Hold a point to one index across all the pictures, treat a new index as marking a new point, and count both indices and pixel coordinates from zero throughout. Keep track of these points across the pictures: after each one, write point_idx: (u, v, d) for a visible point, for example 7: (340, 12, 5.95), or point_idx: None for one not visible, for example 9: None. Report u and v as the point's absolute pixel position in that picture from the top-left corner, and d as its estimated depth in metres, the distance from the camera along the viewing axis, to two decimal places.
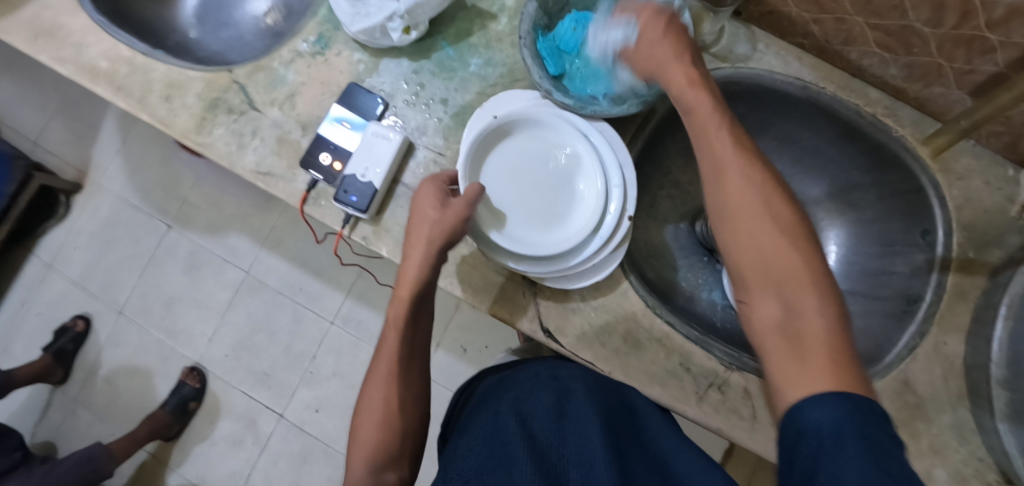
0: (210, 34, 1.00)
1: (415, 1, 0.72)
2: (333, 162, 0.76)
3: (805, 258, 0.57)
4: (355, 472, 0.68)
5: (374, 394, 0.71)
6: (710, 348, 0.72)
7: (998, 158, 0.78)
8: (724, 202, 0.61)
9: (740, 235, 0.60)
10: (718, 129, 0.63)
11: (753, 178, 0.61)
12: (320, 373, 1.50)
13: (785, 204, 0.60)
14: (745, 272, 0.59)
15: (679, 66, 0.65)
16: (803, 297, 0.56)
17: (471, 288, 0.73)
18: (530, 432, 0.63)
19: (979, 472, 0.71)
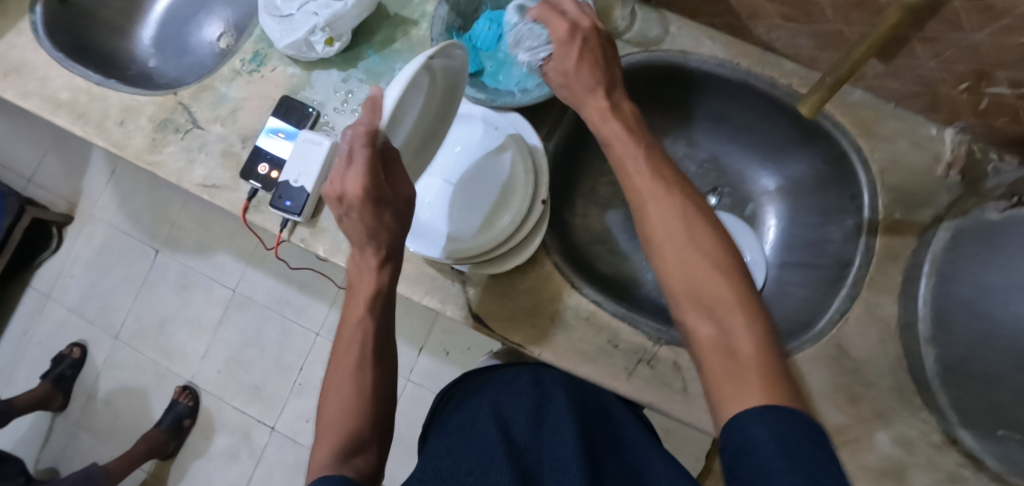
0: (169, 62, 1.05)
1: (334, 14, 0.76)
2: (270, 171, 0.79)
3: (733, 277, 0.55)
4: (317, 460, 0.58)
5: (341, 376, 0.63)
6: (637, 323, 0.73)
7: (922, 118, 0.78)
8: (647, 228, 0.59)
9: (668, 259, 0.57)
10: (637, 157, 0.61)
11: (676, 202, 0.58)
12: (309, 385, 1.53)
13: (706, 225, 0.57)
14: (677, 297, 0.56)
15: (595, 95, 0.65)
16: (733, 318, 0.53)
17: (404, 281, 0.76)
18: (509, 435, 0.67)
19: (924, 434, 0.70)
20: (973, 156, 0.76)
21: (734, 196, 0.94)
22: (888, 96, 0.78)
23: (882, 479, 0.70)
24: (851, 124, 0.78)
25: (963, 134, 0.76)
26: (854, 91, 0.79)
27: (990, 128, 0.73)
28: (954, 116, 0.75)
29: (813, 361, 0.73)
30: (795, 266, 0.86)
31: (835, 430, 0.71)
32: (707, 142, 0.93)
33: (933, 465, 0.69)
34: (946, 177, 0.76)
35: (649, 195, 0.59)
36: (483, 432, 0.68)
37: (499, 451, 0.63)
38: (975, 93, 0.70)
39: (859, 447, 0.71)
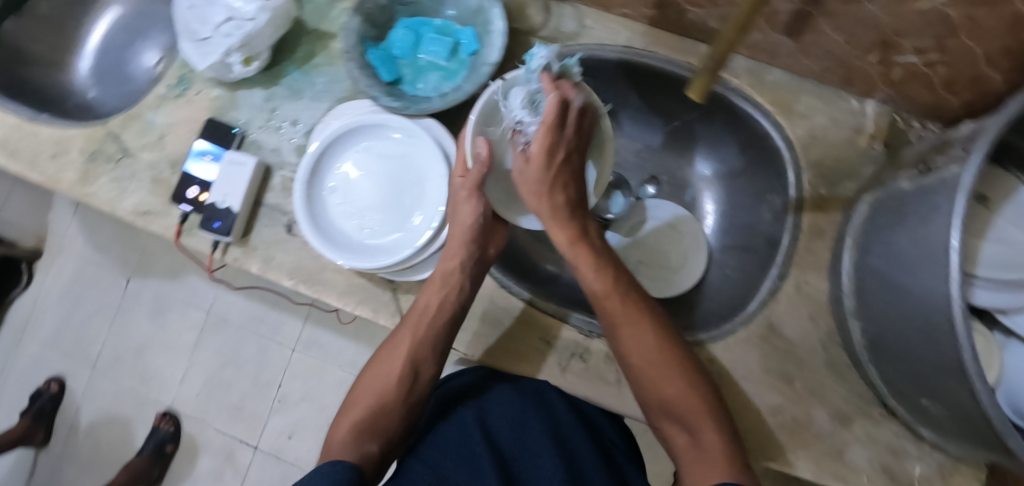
0: (109, 92, 1.03)
1: (247, 35, 0.76)
2: (200, 194, 0.80)
3: (699, 388, 0.64)
4: (338, 436, 0.66)
5: (385, 363, 0.70)
6: (567, 318, 0.74)
7: (842, 92, 0.78)
8: (625, 351, 0.65)
9: (650, 381, 0.65)
10: (607, 280, 0.66)
11: (647, 326, 0.65)
12: (289, 402, 1.52)
13: (671, 341, 0.65)
14: (652, 410, 0.66)
15: (559, 220, 0.65)
16: (704, 426, 0.63)
17: (336, 292, 0.77)
18: (496, 445, 0.75)
19: (860, 407, 0.71)
20: (897, 125, 0.76)
21: (673, 183, 0.94)
22: (805, 74, 0.78)
23: (821, 456, 0.71)
24: (771, 103, 0.78)
25: (884, 105, 0.77)
26: (772, 71, 0.79)
27: (908, 97, 0.74)
28: (871, 87, 0.75)
29: (745, 343, 0.74)
30: (734, 249, 0.86)
31: (772, 410, 0.72)
32: (640, 132, 0.94)
33: (870, 437, 0.71)
34: (869, 149, 0.76)
35: (621, 320, 0.65)
36: (471, 439, 0.75)
37: (488, 459, 0.72)
38: (885, 64, 0.70)
39: (796, 426, 0.71)
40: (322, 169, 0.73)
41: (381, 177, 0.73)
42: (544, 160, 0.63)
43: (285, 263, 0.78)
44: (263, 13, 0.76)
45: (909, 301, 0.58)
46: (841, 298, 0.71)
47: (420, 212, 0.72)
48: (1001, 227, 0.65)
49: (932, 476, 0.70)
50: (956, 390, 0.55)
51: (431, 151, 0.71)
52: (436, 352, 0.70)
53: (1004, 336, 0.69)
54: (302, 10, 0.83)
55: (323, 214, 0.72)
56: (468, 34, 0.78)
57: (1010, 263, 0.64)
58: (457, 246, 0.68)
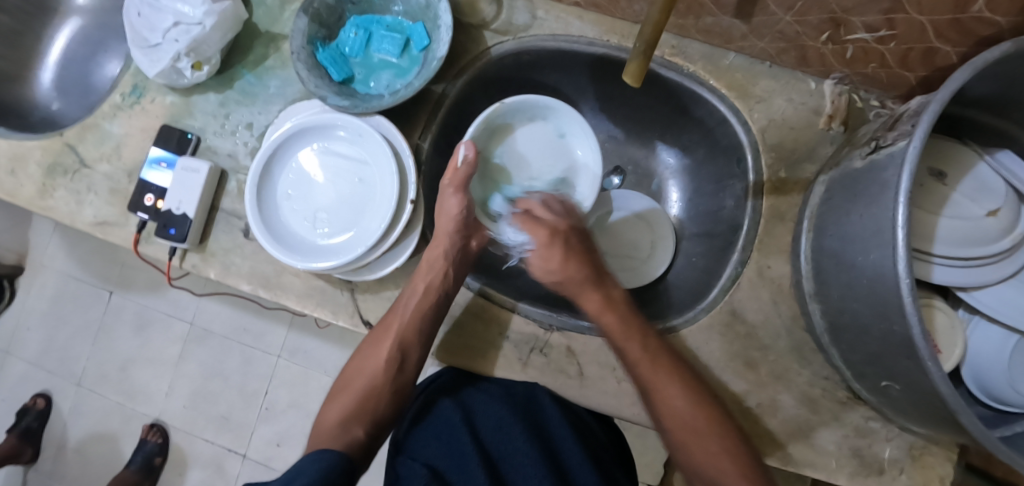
0: (72, 103, 1.02)
1: (195, 40, 0.76)
2: (156, 202, 0.79)
3: (725, 436, 0.64)
4: (330, 419, 0.69)
5: (376, 347, 0.72)
6: (527, 313, 0.76)
7: (798, 73, 0.76)
8: (659, 415, 0.66)
9: (686, 445, 0.64)
10: (638, 346, 0.66)
11: (678, 385, 0.65)
12: (276, 410, 1.45)
13: (703, 397, 0.66)
14: (685, 468, 0.66)
15: (585, 286, 0.68)
16: (732, 481, 0.61)
17: (295, 295, 0.76)
18: (483, 444, 0.71)
19: (827, 390, 0.71)
20: (855, 104, 0.75)
21: (637, 173, 0.95)
22: (760, 56, 0.76)
23: (788, 441, 0.70)
24: (727, 87, 0.77)
25: (842, 84, 0.75)
26: (729, 54, 0.77)
27: (864, 75, 0.72)
28: (827, 68, 0.73)
29: (707, 330, 0.74)
30: (699, 236, 0.86)
31: (737, 396, 0.71)
32: (602, 123, 0.94)
33: (839, 421, 0.70)
34: (827, 129, 0.75)
35: (656, 382, 0.65)
36: (458, 438, 0.71)
37: (475, 462, 0.68)
38: (837, 43, 0.68)
39: (762, 411, 0.71)
40: (273, 175, 0.73)
41: (332, 178, 0.74)
42: (547, 243, 0.69)
43: (243, 268, 0.78)
44: (209, 16, 0.75)
45: (863, 280, 0.57)
46: (801, 280, 0.70)
47: (372, 209, 0.72)
48: (958, 202, 0.64)
49: (902, 458, 0.69)
50: (912, 369, 0.54)
51: (378, 145, 0.71)
52: (425, 335, 0.71)
53: (969, 313, 0.68)
54: (253, 13, 0.83)
55: (277, 220, 0.73)
56: (418, 30, 0.78)
57: (967, 238, 0.63)
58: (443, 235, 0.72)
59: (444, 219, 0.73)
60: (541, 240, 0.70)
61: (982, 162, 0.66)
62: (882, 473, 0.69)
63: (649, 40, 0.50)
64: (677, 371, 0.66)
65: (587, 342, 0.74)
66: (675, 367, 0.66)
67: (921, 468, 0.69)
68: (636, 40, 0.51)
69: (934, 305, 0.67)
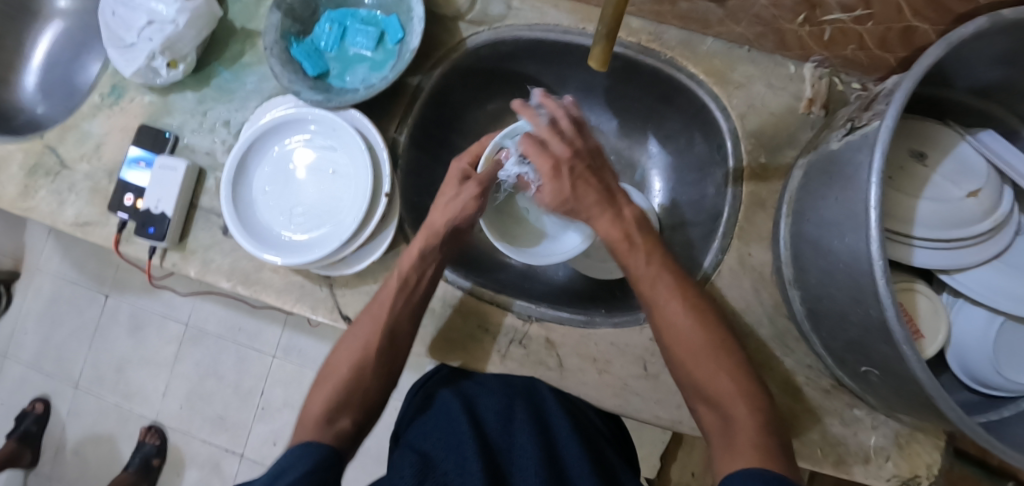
0: (56, 105, 1.02)
1: (169, 38, 0.76)
2: (136, 201, 0.79)
3: (725, 359, 0.62)
4: (311, 411, 0.66)
5: (360, 334, 0.70)
6: (506, 305, 0.77)
7: (778, 58, 0.75)
8: (657, 324, 0.64)
9: (683, 359, 0.63)
10: (640, 260, 0.65)
11: (682, 301, 0.64)
12: (272, 409, 1.42)
13: (710, 320, 0.64)
14: (686, 388, 0.63)
15: (591, 203, 0.65)
16: (734, 407, 0.59)
17: (274, 291, 0.76)
18: (482, 433, 0.67)
19: (810, 378, 0.70)
20: (836, 88, 0.73)
21: (620, 163, 0.93)
22: (738, 40, 0.75)
23: None
24: (705, 73, 0.76)
25: (822, 67, 0.73)
26: (707, 39, 0.76)
27: (844, 57, 0.70)
28: (807, 51, 0.72)
29: None
30: (683, 226, 0.85)
31: None
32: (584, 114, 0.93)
33: (823, 409, 0.69)
34: (808, 114, 0.73)
35: (661, 297, 0.64)
36: (456, 426, 0.67)
37: (470, 448, 0.63)
38: (814, 24, 0.66)
39: None
40: (249, 171, 0.74)
41: (308, 174, 0.74)
42: (553, 175, 0.63)
43: (222, 265, 0.78)
44: (182, 14, 0.75)
45: (838, 264, 0.57)
46: (782, 267, 0.69)
47: (347, 204, 0.72)
48: (937, 183, 0.63)
49: (888, 446, 0.68)
50: (889, 354, 0.53)
51: (352, 139, 0.71)
52: (412, 323, 0.71)
53: (952, 297, 0.67)
54: (229, 10, 0.82)
55: (253, 216, 0.73)
56: (392, 22, 0.77)
57: (948, 219, 0.61)
58: (439, 222, 0.71)
59: (451, 209, 0.71)
60: (547, 174, 0.63)
61: (964, 143, 0.65)
62: (868, 462, 0.68)
63: (612, 18, 0.48)
64: (684, 289, 0.64)
65: (567, 331, 0.75)
66: (680, 284, 0.65)
67: (907, 457, 0.68)
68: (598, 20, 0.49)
69: (915, 290, 0.66)
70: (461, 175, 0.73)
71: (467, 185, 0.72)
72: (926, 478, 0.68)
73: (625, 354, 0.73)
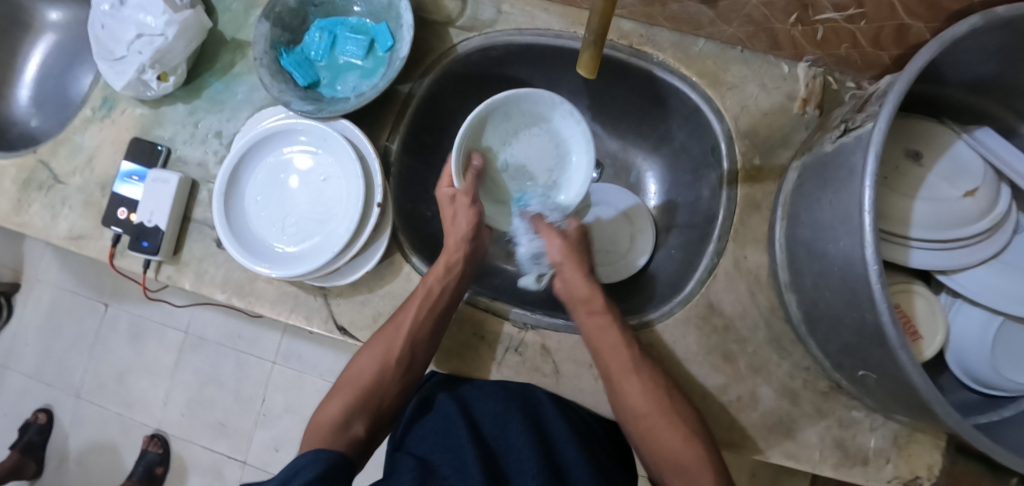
0: (48, 117, 1.01)
1: (158, 50, 0.75)
2: (129, 214, 0.78)
3: (687, 423, 0.64)
4: (328, 414, 0.67)
5: (382, 343, 0.70)
6: (500, 312, 0.76)
7: (771, 58, 0.74)
8: (624, 400, 0.66)
9: (654, 434, 0.64)
10: (613, 335, 0.68)
11: (641, 374, 0.66)
12: (272, 416, 1.40)
13: (670, 389, 0.66)
14: (659, 463, 0.64)
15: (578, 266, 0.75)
16: (702, 475, 0.61)
17: (268, 302, 0.76)
18: (480, 437, 0.65)
19: (808, 381, 0.69)
20: (830, 87, 0.73)
21: (615, 166, 0.94)
22: (730, 41, 0.74)
23: (769, 434, 0.69)
24: (698, 75, 0.75)
25: (816, 67, 0.72)
26: (698, 41, 0.76)
27: (837, 57, 0.69)
28: (799, 51, 0.71)
29: (683, 324, 0.73)
30: (679, 228, 0.85)
31: (715, 391, 0.71)
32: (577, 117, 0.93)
33: (822, 412, 0.69)
34: (802, 114, 0.73)
35: (620, 373, 0.66)
36: (453, 430, 0.66)
37: (469, 450, 0.63)
38: (807, 24, 0.65)
39: (742, 405, 0.70)
40: (241, 181, 0.73)
41: (300, 183, 0.74)
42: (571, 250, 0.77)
43: (216, 277, 0.78)
44: (170, 26, 0.75)
45: (833, 268, 0.56)
46: (778, 270, 0.69)
47: (339, 214, 0.72)
48: (933, 184, 0.62)
49: (888, 447, 0.68)
50: (884, 358, 0.53)
51: (343, 148, 0.71)
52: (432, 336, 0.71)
53: (951, 297, 0.67)
54: (218, 20, 0.82)
55: (246, 227, 0.73)
56: (382, 30, 0.77)
57: (944, 220, 0.61)
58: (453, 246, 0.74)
59: (459, 226, 0.74)
60: (573, 242, 0.78)
61: (959, 141, 0.64)
62: (867, 464, 0.68)
63: (599, 27, 0.47)
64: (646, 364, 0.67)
65: (562, 339, 0.74)
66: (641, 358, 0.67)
67: (907, 458, 0.68)
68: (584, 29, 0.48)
69: (913, 291, 0.65)
70: (449, 198, 0.75)
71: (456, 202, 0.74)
72: (926, 480, 0.67)
73: None
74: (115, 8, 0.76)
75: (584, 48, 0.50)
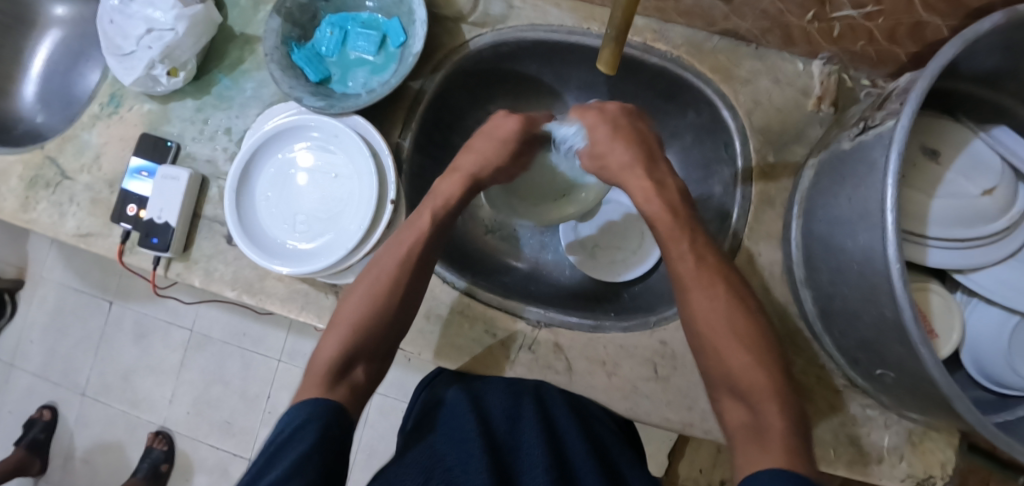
0: (54, 113, 1.01)
1: (168, 46, 0.75)
2: (138, 211, 0.78)
3: (754, 347, 0.59)
4: (321, 355, 0.62)
5: (373, 273, 0.66)
6: (513, 310, 0.76)
7: (785, 54, 0.73)
8: (692, 318, 0.61)
9: (723, 351, 0.59)
10: (683, 246, 0.63)
11: (720, 290, 0.61)
12: (278, 413, 1.39)
13: (745, 314, 0.61)
14: (714, 382, 0.60)
15: (635, 171, 0.67)
16: (768, 403, 0.55)
17: (279, 300, 0.76)
18: (489, 430, 0.65)
19: (822, 379, 0.69)
20: (845, 84, 0.72)
21: None
22: (743, 37, 0.73)
23: None
24: (711, 71, 0.75)
25: (830, 63, 0.72)
26: (711, 36, 0.75)
27: (853, 53, 0.69)
28: (814, 47, 0.70)
29: None
30: None
31: None
32: None
33: (835, 409, 0.69)
34: (816, 111, 0.72)
35: (686, 285, 0.62)
36: (462, 423, 0.65)
37: (476, 445, 0.62)
38: (823, 20, 0.65)
39: None
40: (252, 178, 0.73)
41: (311, 179, 0.73)
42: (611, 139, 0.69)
43: (226, 274, 0.77)
44: (180, 21, 0.74)
45: (851, 264, 0.56)
46: (793, 268, 0.69)
47: (350, 210, 0.71)
48: (951, 181, 0.62)
49: (901, 445, 0.68)
50: (904, 355, 0.52)
51: (355, 144, 0.70)
52: (422, 263, 0.67)
53: (966, 296, 0.67)
54: (227, 15, 0.81)
55: (256, 224, 0.72)
56: (393, 25, 0.76)
57: (962, 217, 0.60)
58: (467, 167, 0.72)
59: (482, 157, 0.72)
60: (621, 127, 0.69)
61: (976, 139, 0.64)
62: (881, 462, 0.68)
63: (622, 23, 0.47)
64: (727, 288, 0.61)
65: (575, 336, 0.74)
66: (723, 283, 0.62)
67: (920, 455, 0.67)
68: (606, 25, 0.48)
69: (929, 289, 0.65)
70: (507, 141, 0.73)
71: (529, 149, 0.77)
72: (940, 478, 0.67)
73: (634, 357, 0.72)
74: (123, 3, 0.76)
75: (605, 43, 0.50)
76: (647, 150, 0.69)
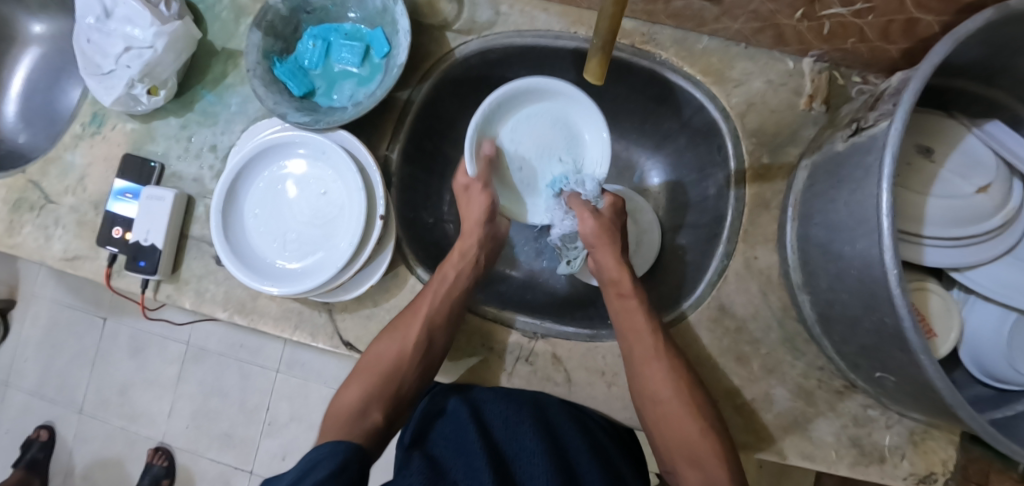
0: (37, 131, 0.98)
1: (148, 64, 0.73)
2: (125, 233, 0.77)
3: (699, 412, 0.63)
4: (349, 400, 0.67)
5: (402, 327, 0.69)
6: (509, 322, 0.75)
7: (776, 53, 0.72)
8: (644, 389, 0.66)
9: (668, 422, 0.64)
10: (640, 318, 0.67)
11: (662, 356, 0.65)
12: (278, 424, 1.38)
13: (688, 380, 0.65)
14: (672, 450, 0.64)
15: (612, 249, 0.72)
16: (718, 472, 0.60)
17: (272, 319, 0.75)
18: (490, 441, 0.65)
19: (821, 381, 0.69)
20: (837, 82, 0.71)
21: (618, 165, 0.93)
22: (734, 37, 0.72)
23: (785, 434, 0.69)
24: (702, 73, 0.74)
25: (822, 62, 0.71)
26: (701, 37, 0.74)
27: (844, 51, 0.68)
28: (805, 46, 0.69)
29: (696, 327, 0.72)
30: (685, 227, 0.84)
31: (730, 393, 0.70)
32: None
33: (836, 411, 0.68)
34: (809, 110, 0.71)
35: (642, 359, 0.65)
36: (464, 436, 0.65)
37: (481, 459, 0.61)
38: (813, 19, 0.64)
39: (756, 406, 0.69)
40: (238, 197, 0.72)
41: (299, 197, 0.72)
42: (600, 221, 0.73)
43: (217, 295, 0.76)
44: (159, 38, 0.73)
45: (849, 270, 0.55)
46: (789, 271, 0.68)
47: (341, 227, 0.70)
48: (946, 180, 0.61)
49: (903, 445, 0.67)
50: (904, 361, 0.52)
51: (342, 160, 0.69)
52: (443, 333, 0.70)
53: (964, 293, 0.66)
54: (207, 30, 0.80)
55: (246, 244, 0.71)
56: (377, 36, 0.75)
57: (957, 217, 0.60)
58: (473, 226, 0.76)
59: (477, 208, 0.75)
60: (607, 220, 0.74)
61: (971, 135, 0.63)
62: (883, 462, 0.67)
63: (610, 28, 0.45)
64: (671, 353, 0.66)
65: (573, 346, 0.73)
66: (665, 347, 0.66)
67: (922, 454, 0.67)
68: (594, 32, 0.46)
69: (927, 288, 0.64)
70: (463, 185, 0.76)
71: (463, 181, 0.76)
72: (942, 475, 0.66)
73: None
74: (100, 21, 0.74)
75: (595, 47, 0.47)
76: (619, 236, 0.75)
